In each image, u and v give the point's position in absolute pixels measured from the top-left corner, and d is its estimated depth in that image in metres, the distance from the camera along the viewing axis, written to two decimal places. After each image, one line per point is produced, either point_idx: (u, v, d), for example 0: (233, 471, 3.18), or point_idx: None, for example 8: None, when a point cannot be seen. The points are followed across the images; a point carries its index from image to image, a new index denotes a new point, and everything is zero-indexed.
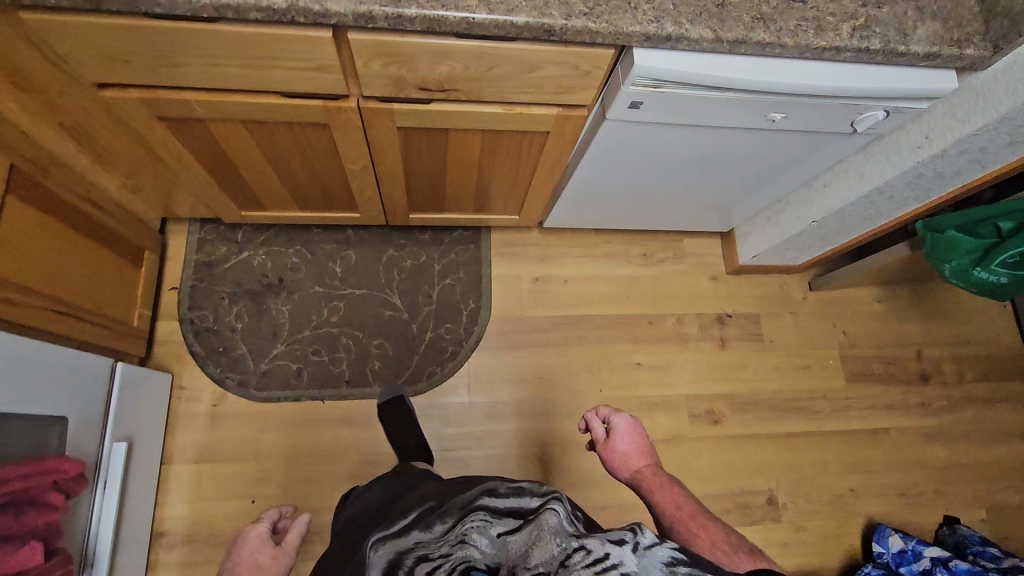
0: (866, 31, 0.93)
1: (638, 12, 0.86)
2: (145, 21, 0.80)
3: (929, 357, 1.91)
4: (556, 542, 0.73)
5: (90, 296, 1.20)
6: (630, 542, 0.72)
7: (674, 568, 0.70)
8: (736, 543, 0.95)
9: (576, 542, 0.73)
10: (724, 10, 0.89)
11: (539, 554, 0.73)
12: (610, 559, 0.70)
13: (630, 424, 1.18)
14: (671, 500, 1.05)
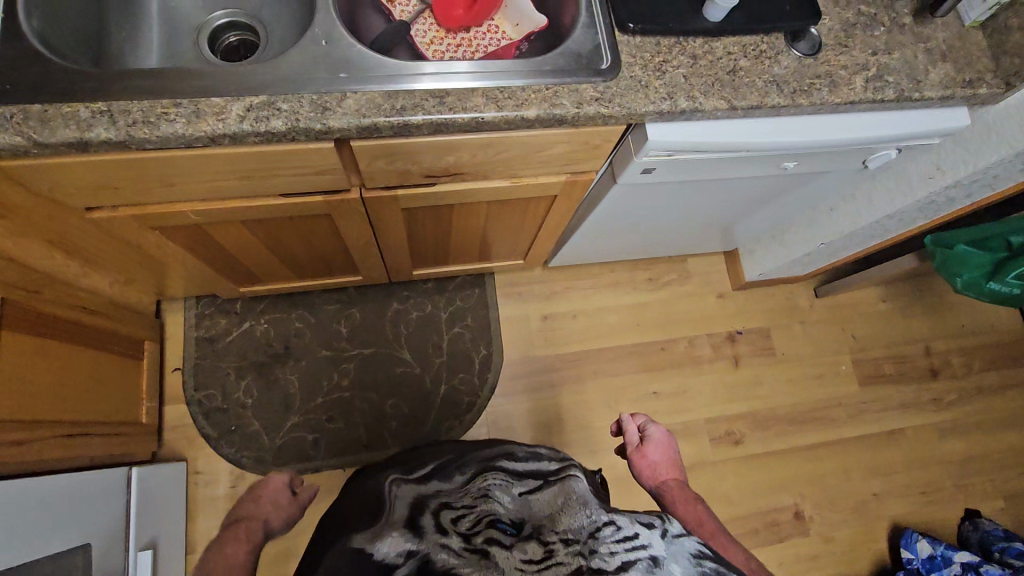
0: (878, 82, 0.90)
1: (650, 89, 0.83)
2: (135, 157, 0.75)
3: (937, 352, 1.92)
4: (584, 512, 0.83)
5: (96, 407, 1.16)
6: (658, 528, 0.80)
7: (699, 562, 0.76)
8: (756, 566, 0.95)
9: (606, 517, 0.81)
10: (736, 76, 0.86)
11: (566, 520, 0.82)
12: (639, 538, 0.78)
13: (665, 438, 1.19)
14: (696, 513, 1.05)
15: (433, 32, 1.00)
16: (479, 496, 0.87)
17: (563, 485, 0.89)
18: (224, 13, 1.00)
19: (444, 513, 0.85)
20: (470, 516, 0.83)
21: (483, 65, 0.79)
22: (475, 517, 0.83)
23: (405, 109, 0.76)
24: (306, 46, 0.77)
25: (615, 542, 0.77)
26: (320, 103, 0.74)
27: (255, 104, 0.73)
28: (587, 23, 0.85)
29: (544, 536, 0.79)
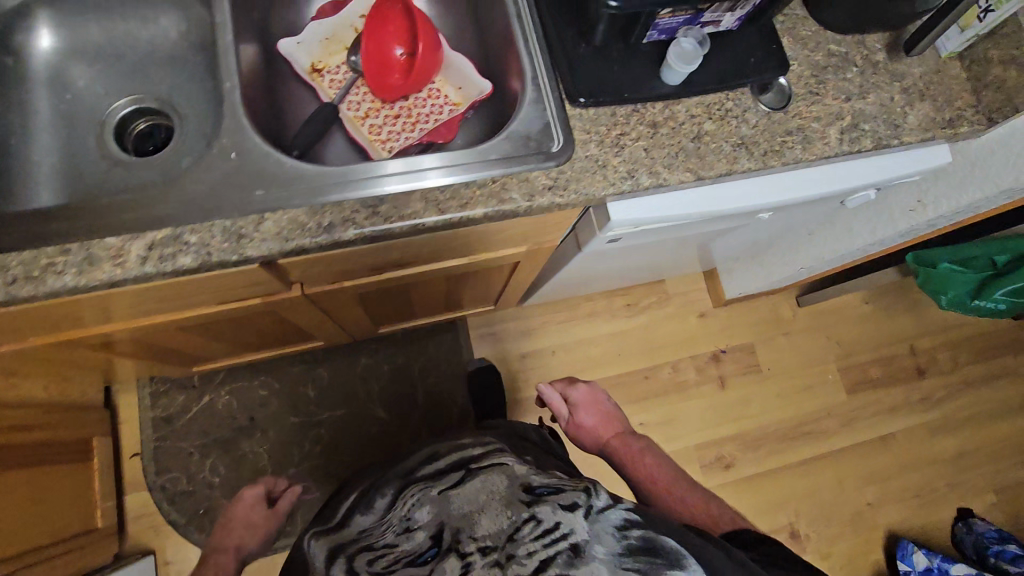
0: (854, 131, 0.83)
1: (608, 169, 0.75)
2: (24, 307, 0.65)
3: (924, 350, 1.89)
4: (503, 514, 0.66)
5: (40, 528, 1.07)
6: (581, 507, 0.65)
7: (626, 533, 0.62)
8: (718, 509, 0.88)
9: (526, 513, 0.65)
10: (701, 143, 0.78)
11: (483, 526, 0.66)
12: (560, 529, 0.62)
13: (594, 394, 1.10)
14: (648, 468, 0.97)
15: (368, 103, 0.91)
16: (399, 531, 0.71)
17: (482, 483, 0.72)
18: (129, 100, 0.89)
19: (360, 557, 0.69)
20: (385, 556, 0.68)
21: (405, 163, 0.70)
22: (391, 555, 0.68)
23: (334, 225, 0.67)
24: (214, 162, 0.67)
25: (533, 540, 0.61)
26: (234, 229, 0.65)
27: (158, 240, 0.64)
28: (534, 98, 0.76)
29: (460, 552, 0.64)
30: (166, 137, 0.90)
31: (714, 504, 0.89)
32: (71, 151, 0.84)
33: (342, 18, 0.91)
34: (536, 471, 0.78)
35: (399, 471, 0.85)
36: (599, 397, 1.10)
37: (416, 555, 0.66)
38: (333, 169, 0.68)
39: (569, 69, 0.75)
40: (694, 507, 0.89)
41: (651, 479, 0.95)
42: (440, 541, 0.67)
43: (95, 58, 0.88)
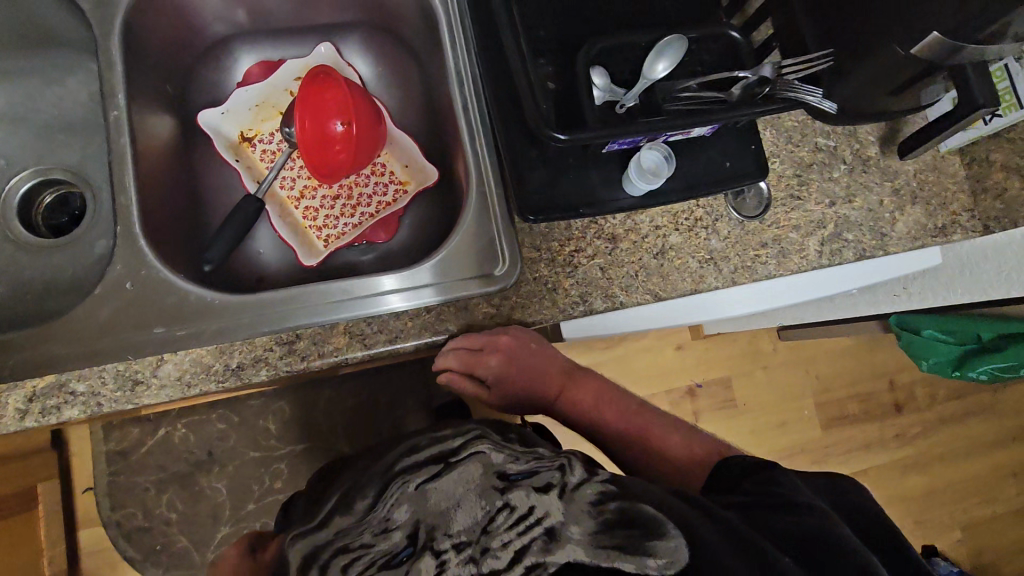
0: (836, 242, 0.75)
1: (559, 292, 0.68)
2: None
3: (902, 385, 1.84)
4: (480, 503, 0.55)
5: None
6: (556, 486, 0.56)
7: (601, 509, 0.54)
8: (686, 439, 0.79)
9: (500, 501, 0.54)
10: (665, 260, 0.71)
11: (461, 518, 0.54)
12: (535, 513, 0.53)
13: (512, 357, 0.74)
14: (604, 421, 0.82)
15: (305, 180, 0.82)
16: (374, 530, 0.56)
17: (459, 468, 0.59)
18: (31, 173, 0.82)
19: (335, 561, 0.54)
20: (363, 558, 0.54)
21: (402, 279, 0.65)
22: (369, 558, 0.54)
23: (244, 367, 0.60)
24: (108, 295, 0.60)
25: (509, 530, 0.52)
26: (129, 375, 0.58)
27: (39, 389, 0.57)
28: (478, 209, 0.69)
29: (442, 550, 0.52)
30: (78, 207, 0.81)
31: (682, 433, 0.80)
32: None
33: (274, 83, 0.82)
34: (518, 450, 0.64)
35: (377, 466, 0.64)
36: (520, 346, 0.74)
37: (395, 556, 0.53)
38: (250, 297, 0.62)
39: (519, 177, 0.67)
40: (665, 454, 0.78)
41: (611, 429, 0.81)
42: (420, 538, 0.54)
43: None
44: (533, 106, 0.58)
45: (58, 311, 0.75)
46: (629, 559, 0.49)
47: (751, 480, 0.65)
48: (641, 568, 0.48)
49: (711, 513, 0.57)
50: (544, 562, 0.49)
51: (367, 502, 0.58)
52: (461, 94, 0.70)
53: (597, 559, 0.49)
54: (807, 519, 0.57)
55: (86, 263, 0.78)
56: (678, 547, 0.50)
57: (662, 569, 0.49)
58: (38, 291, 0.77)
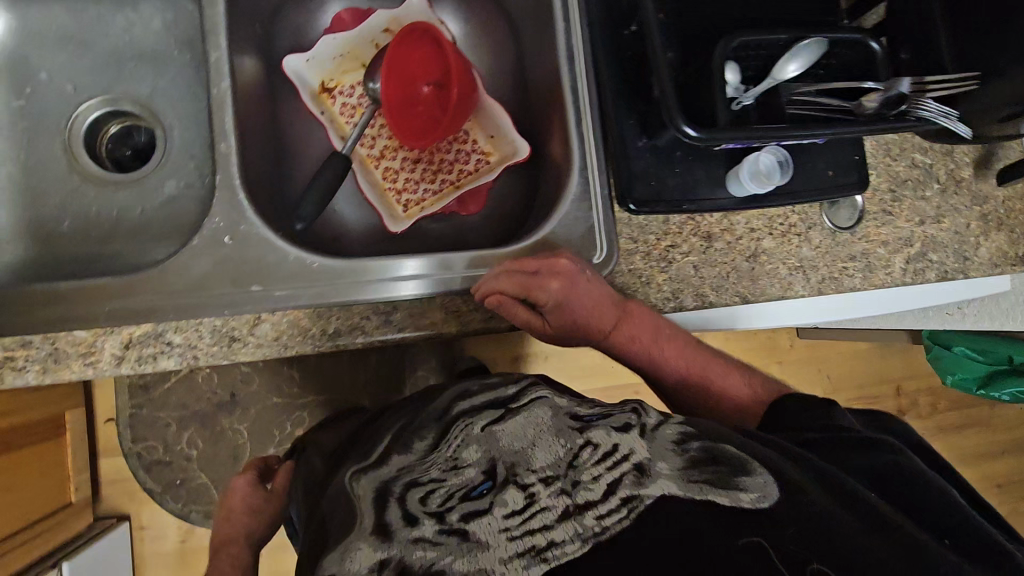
0: (920, 262, 0.75)
1: (652, 287, 0.68)
2: None
3: (907, 392, 1.87)
4: (559, 442, 0.49)
5: (9, 516, 1.06)
6: (635, 427, 0.52)
7: (685, 447, 0.50)
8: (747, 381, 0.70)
9: (581, 438, 0.49)
10: (757, 263, 0.71)
11: (543, 455, 0.48)
12: (621, 450, 0.48)
13: (576, 292, 0.61)
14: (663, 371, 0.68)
15: (386, 140, 0.79)
16: (441, 463, 0.51)
17: (525, 414, 0.54)
18: (100, 102, 0.75)
19: (408, 492, 0.48)
20: (439, 488, 0.48)
21: (426, 264, 0.61)
22: (445, 489, 0.47)
23: (341, 333, 0.59)
24: (205, 248, 0.58)
25: (597, 465, 0.47)
26: (227, 331, 0.57)
27: (136, 337, 0.56)
28: (580, 194, 0.67)
29: (528, 483, 0.46)
30: (145, 145, 0.76)
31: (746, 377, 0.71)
32: (37, 167, 0.72)
33: (361, 33, 0.78)
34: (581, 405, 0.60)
35: (423, 412, 0.60)
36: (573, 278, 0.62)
37: (473, 489, 0.47)
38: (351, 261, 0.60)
39: (627, 168, 0.65)
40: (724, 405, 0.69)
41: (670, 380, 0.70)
42: (499, 472, 0.47)
43: (60, 48, 0.73)
44: (671, 95, 0.55)
45: (127, 253, 0.72)
46: (723, 492, 0.45)
47: (805, 418, 0.60)
48: (736, 501, 0.45)
49: (788, 450, 0.52)
50: (640, 494, 0.44)
51: (428, 443, 0.54)
52: (569, 74, 0.67)
53: (692, 492, 0.45)
54: (875, 454, 0.54)
55: (156, 207, 0.74)
56: (768, 483, 0.46)
57: (757, 501, 0.45)
58: (105, 231, 0.73)
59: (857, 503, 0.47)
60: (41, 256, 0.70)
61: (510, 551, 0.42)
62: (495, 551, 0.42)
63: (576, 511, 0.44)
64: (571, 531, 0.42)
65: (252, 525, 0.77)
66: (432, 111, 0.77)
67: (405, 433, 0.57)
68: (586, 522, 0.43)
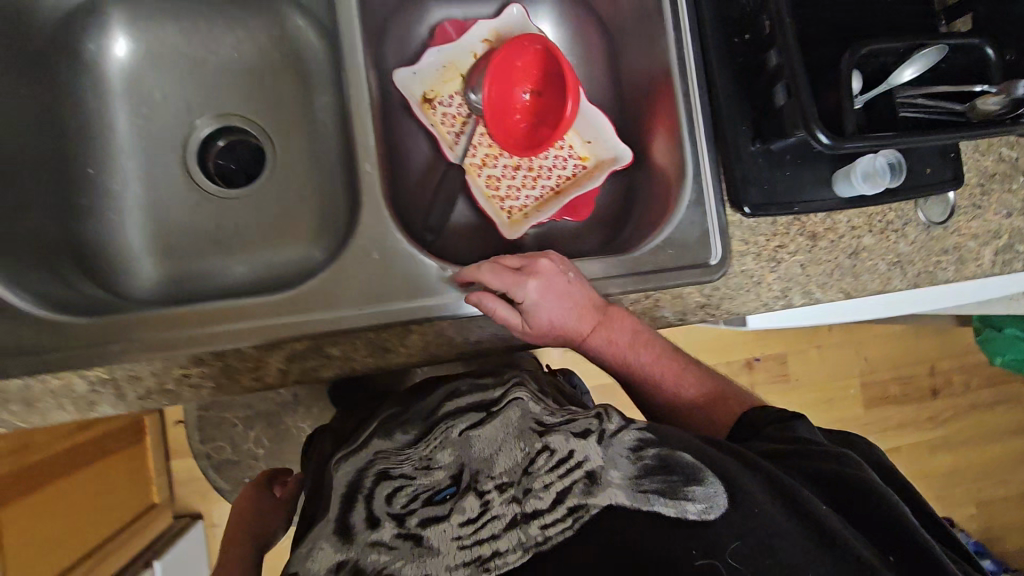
0: (1009, 253, 0.78)
1: (763, 286, 0.71)
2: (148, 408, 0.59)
3: (941, 371, 1.89)
4: (519, 446, 0.52)
5: (108, 518, 1.09)
6: (595, 432, 0.53)
7: (641, 454, 0.50)
8: (713, 393, 0.68)
9: (540, 443, 0.52)
10: (858, 260, 0.74)
11: (503, 462, 0.52)
12: (574, 457, 0.50)
13: (555, 295, 0.60)
14: (630, 373, 0.66)
15: (486, 147, 0.81)
16: (415, 466, 0.55)
17: (502, 414, 0.57)
18: (212, 118, 0.75)
19: (377, 488, 0.53)
20: (406, 487, 0.52)
21: None
22: (412, 488, 0.52)
23: (482, 340, 0.63)
24: (354, 262, 0.60)
25: (550, 473, 0.49)
26: (379, 342, 0.61)
27: (298, 351, 0.59)
28: (694, 198, 0.69)
29: (485, 491, 0.49)
30: (249, 158, 0.76)
31: (713, 388, 0.68)
32: (155, 183, 0.73)
33: (463, 44, 0.79)
34: (559, 409, 0.61)
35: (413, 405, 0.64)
36: (561, 280, 0.60)
37: (437, 493, 0.51)
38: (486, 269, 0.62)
39: (740, 175, 0.68)
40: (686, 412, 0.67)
41: (634, 382, 0.68)
42: (464, 478, 0.52)
43: (174, 67, 0.74)
44: (808, 101, 0.57)
45: (257, 256, 0.73)
46: (669, 502, 0.46)
47: (772, 426, 0.59)
48: (681, 512, 0.45)
49: (744, 454, 0.52)
50: (587, 504, 0.47)
51: (409, 437, 0.59)
52: (682, 84, 0.69)
53: (638, 502, 0.47)
54: (834, 465, 0.52)
55: (268, 219, 0.74)
56: (716, 494, 0.47)
57: (702, 514, 0.45)
58: (224, 241, 0.73)
59: (799, 514, 0.47)
60: (174, 268, 0.71)
61: (458, 560, 0.46)
62: (444, 559, 0.46)
63: (523, 520, 0.47)
64: (515, 540, 0.46)
65: (265, 524, 0.78)
66: (533, 120, 0.79)
67: (393, 423, 0.62)
68: (531, 531, 0.46)
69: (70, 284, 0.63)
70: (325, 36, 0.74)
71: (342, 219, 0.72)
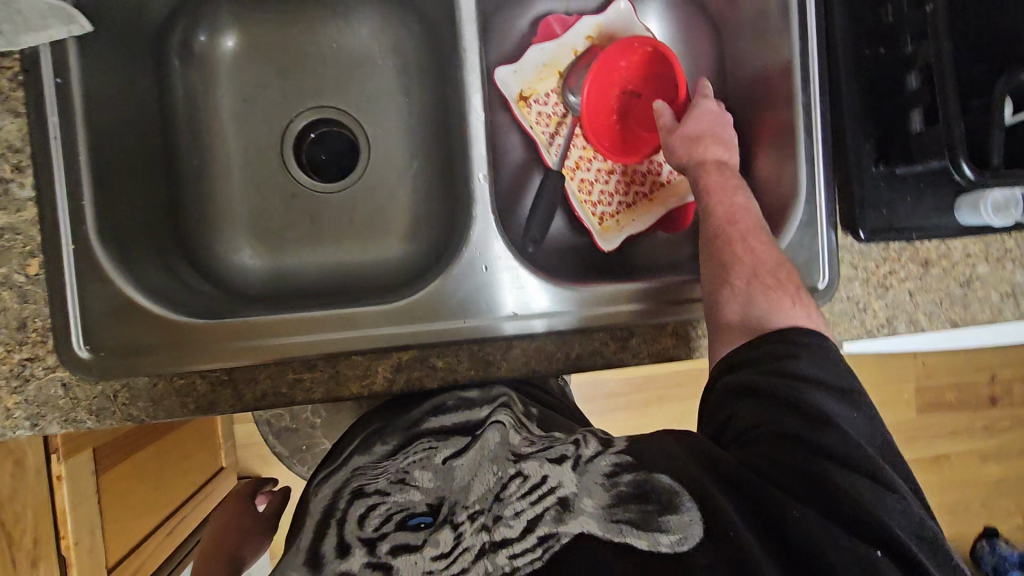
0: None
1: (868, 314, 0.68)
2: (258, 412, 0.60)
3: (1001, 380, 1.83)
4: (492, 471, 0.50)
5: (193, 483, 1.14)
6: (570, 459, 0.50)
7: (616, 482, 0.46)
8: (746, 292, 0.54)
9: (513, 470, 0.49)
10: (971, 289, 0.69)
11: (477, 488, 0.48)
12: (548, 482, 0.46)
13: (710, 116, 0.66)
14: (712, 196, 0.60)
15: (580, 150, 0.78)
16: (391, 485, 0.51)
17: (479, 441, 0.54)
18: (308, 111, 0.75)
19: (350, 510, 0.49)
20: (379, 507, 0.48)
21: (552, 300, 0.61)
22: (385, 509, 0.48)
23: (583, 356, 0.63)
24: (463, 274, 0.60)
25: (522, 499, 0.45)
26: (482, 354, 0.62)
27: (405, 361, 0.60)
28: (806, 221, 0.66)
29: (460, 522, 0.45)
30: (338, 149, 0.76)
31: (752, 275, 0.55)
32: (247, 175, 0.73)
33: (566, 41, 0.76)
34: (542, 432, 0.58)
35: (396, 416, 0.60)
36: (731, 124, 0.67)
37: (411, 518, 0.47)
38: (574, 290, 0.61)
39: (859, 197, 0.66)
40: (727, 276, 0.56)
41: (711, 230, 0.58)
42: (441, 510, 0.47)
43: (272, 59, 0.73)
44: (958, 127, 0.54)
45: (350, 250, 0.73)
46: (641, 534, 0.41)
47: (777, 343, 0.50)
48: (653, 545, 0.40)
49: (714, 455, 0.46)
50: (558, 532, 0.41)
51: (388, 448, 0.58)
52: (805, 95, 0.65)
53: (609, 532, 0.41)
54: (825, 468, 0.44)
55: (358, 215, 0.74)
56: (693, 525, 0.42)
57: (675, 546, 0.40)
58: (320, 232, 0.74)
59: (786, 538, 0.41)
60: (272, 259, 0.72)
61: None
62: None
63: (492, 548, 0.42)
64: (480, 571, 0.40)
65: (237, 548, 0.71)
66: (624, 115, 0.76)
67: (371, 436, 0.60)
68: (499, 560, 0.41)
69: (181, 278, 0.65)
70: (427, 31, 0.72)
71: (438, 221, 0.72)
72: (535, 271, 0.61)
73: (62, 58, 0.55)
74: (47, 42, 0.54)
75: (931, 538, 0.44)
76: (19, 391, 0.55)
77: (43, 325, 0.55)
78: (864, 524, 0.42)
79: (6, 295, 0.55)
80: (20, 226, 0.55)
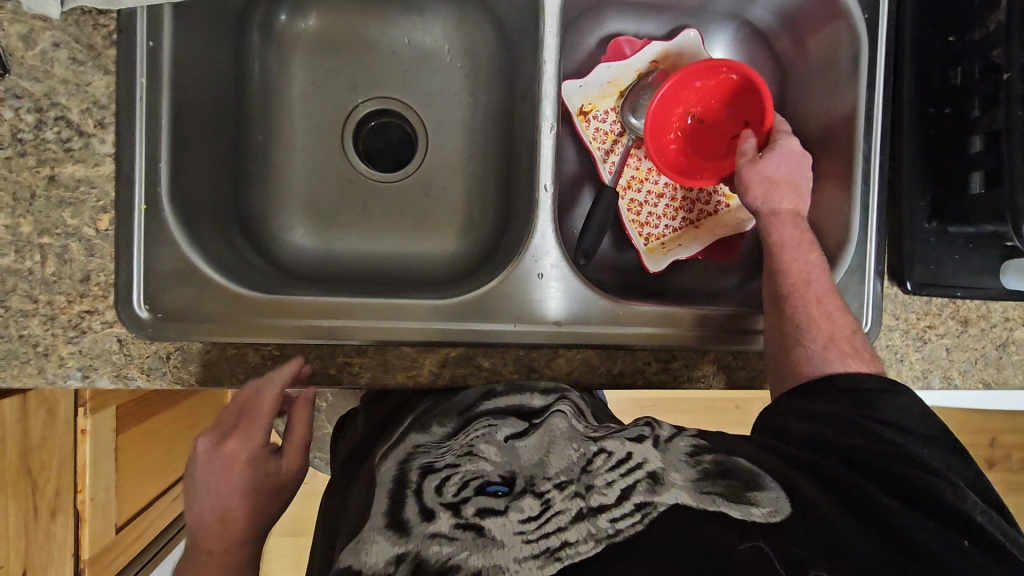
0: None
1: (905, 364, 0.69)
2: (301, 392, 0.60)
3: (1001, 444, 1.82)
4: (571, 450, 0.49)
5: None
6: (648, 439, 0.51)
7: (698, 459, 0.48)
8: (822, 356, 0.56)
9: (595, 447, 0.49)
10: (1006, 352, 0.70)
11: (558, 462, 0.48)
12: (634, 458, 0.47)
13: (792, 159, 0.65)
14: (790, 253, 0.60)
15: (634, 170, 0.79)
16: (458, 454, 0.51)
17: (546, 421, 0.54)
18: (373, 100, 0.76)
19: (424, 483, 0.47)
20: (453, 477, 0.47)
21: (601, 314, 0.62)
22: (460, 477, 0.47)
23: (625, 373, 0.64)
24: (520, 277, 0.61)
25: (611, 472, 0.45)
26: (528, 360, 0.63)
27: (451, 357, 0.61)
28: (854, 266, 0.67)
29: (544, 491, 0.44)
30: (398, 141, 0.77)
31: (828, 340, 0.56)
32: (308, 156, 0.74)
33: (635, 62, 0.77)
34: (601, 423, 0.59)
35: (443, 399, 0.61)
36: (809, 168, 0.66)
37: (489, 485, 0.46)
38: (623, 307, 0.62)
39: (908, 249, 0.67)
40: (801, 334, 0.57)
41: (787, 288, 0.59)
42: (518, 482, 0.46)
43: (346, 46, 0.75)
44: None
45: (403, 243, 0.74)
46: (733, 505, 0.42)
47: (853, 397, 0.52)
48: (747, 515, 0.41)
49: (778, 448, 0.50)
50: (654, 501, 0.42)
51: (447, 430, 0.56)
52: (865, 145, 0.67)
53: (704, 503, 0.42)
54: (895, 463, 0.47)
55: (416, 206, 0.75)
56: (781, 497, 0.43)
57: (768, 517, 0.41)
58: (383, 215, 0.75)
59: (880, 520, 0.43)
60: (325, 242, 0.72)
61: (527, 552, 0.38)
62: (511, 550, 0.39)
63: (591, 513, 0.41)
64: (584, 532, 0.40)
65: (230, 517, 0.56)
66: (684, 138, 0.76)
67: (426, 417, 0.59)
68: (601, 524, 0.40)
69: (238, 250, 0.65)
70: (501, 37, 0.73)
71: (492, 222, 0.73)
72: (587, 280, 0.62)
73: (157, 21, 0.56)
74: (145, 5, 0.55)
75: (1009, 534, 0.44)
76: (75, 342, 0.55)
77: (107, 281, 0.56)
78: (937, 509, 0.44)
79: (74, 247, 0.56)
80: (96, 180, 0.56)
